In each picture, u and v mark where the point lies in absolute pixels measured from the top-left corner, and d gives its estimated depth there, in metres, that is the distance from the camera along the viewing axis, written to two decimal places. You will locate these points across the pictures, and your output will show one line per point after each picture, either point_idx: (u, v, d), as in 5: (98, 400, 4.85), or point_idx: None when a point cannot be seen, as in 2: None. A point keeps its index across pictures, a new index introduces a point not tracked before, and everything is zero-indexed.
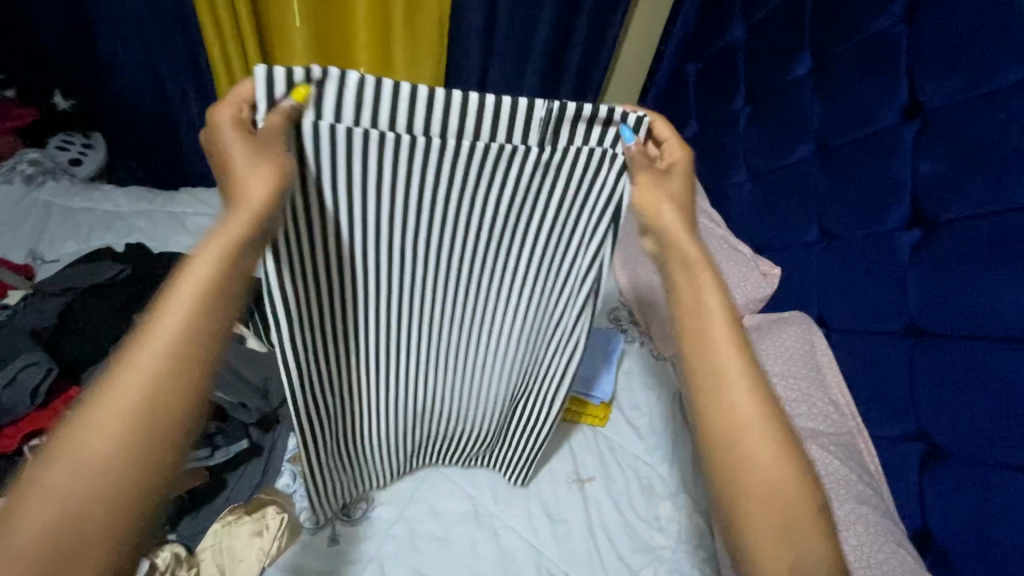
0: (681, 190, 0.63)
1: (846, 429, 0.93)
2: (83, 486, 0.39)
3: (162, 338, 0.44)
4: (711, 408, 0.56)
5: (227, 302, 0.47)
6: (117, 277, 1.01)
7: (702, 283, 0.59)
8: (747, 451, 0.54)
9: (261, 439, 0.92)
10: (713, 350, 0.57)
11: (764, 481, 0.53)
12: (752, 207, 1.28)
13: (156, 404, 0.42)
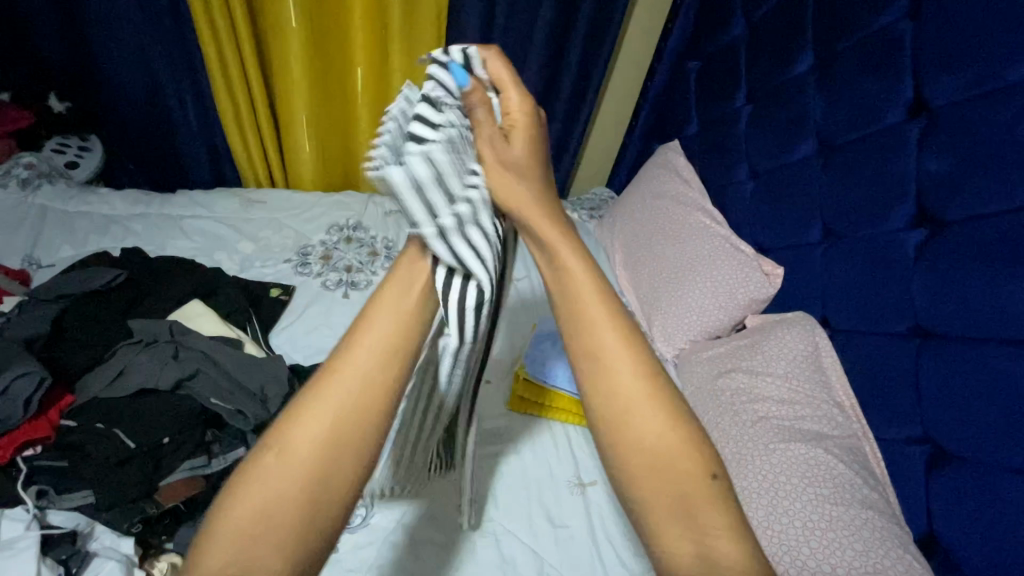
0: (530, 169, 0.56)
1: (850, 432, 0.92)
2: (264, 500, 0.43)
3: (344, 378, 0.49)
4: (597, 386, 0.49)
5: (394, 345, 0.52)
6: (113, 282, 1.03)
7: (569, 264, 0.53)
8: (636, 428, 0.47)
9: None
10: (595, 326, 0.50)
11: (654, 458, 0.46)
12: (752, 205, 1.27)
13: (340, 435, 0.47)
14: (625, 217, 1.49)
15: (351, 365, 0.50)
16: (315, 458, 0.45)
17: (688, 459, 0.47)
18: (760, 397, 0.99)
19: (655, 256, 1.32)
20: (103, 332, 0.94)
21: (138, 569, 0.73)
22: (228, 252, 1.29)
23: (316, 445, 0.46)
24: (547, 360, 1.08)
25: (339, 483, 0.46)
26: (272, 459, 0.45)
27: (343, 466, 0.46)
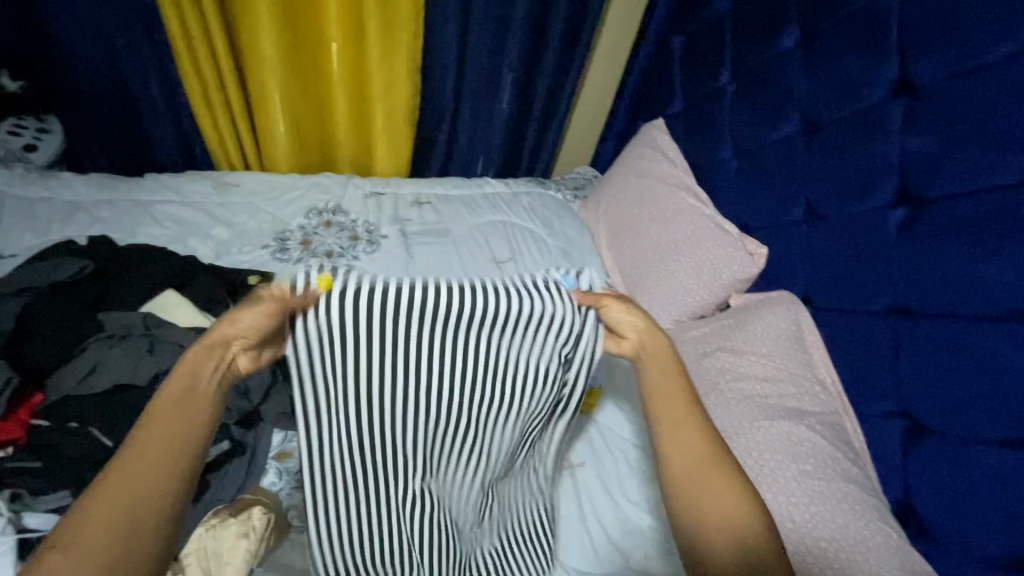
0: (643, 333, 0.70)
1: (831, 408, 0.94)
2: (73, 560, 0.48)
3: (143, 439, 0.55)
4: (694, 480, 0.64)
5: (187, 409, 0.58)
6: (81, 273, 0.98)
7: (668, 379, 0.69)
8: (701, 490, 0.63)
9: (244, 437, 0.89)
10: (678, 421, 0.67)
11: (716, 517, 0.62)
12: (735, 184, 1.26)
13: (135, 489, 0.52)
14: (610, 196, 1.48)
15: (141, 459, 0.54)
16: (106, 542, 0.50)
17: (740, 521, 0.62)
18: (745, 375, 1.00)
19: (640, 237, 1.33)
20: (73, 325, 0.89)
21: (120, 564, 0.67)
22: (201, 239, 1.24)
23: (116, 499, 0.52)
24: None
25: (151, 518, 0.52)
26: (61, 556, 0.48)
27: (142, 537, 0.51)
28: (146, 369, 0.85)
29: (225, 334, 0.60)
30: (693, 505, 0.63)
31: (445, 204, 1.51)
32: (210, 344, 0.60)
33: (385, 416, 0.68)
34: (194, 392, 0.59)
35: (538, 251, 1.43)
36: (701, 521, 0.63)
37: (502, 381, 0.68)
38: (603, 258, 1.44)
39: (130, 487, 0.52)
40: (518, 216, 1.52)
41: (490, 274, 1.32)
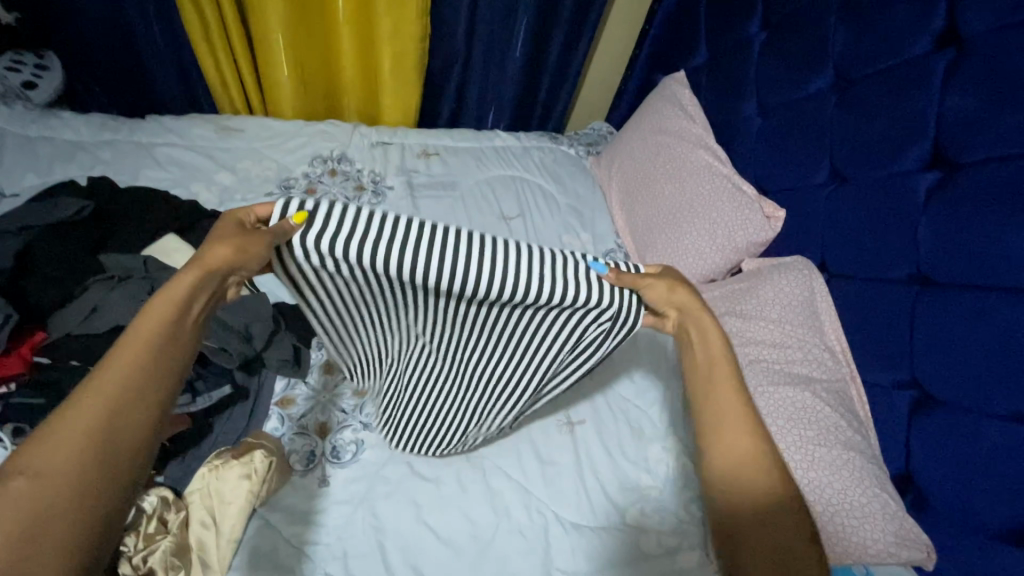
0: (678, 305, 0.68)
1: (838, 376, 0.92)
2: (29, 500, 0.40)
3: (113, 369, 0.47)
4: (740, 465, 0.57)
5: (170, 335, 0.51)
6: (79, 214, 0.94)
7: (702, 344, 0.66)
8: (746, 477, 0.57)
9: (247, 382, 0.89)
10: (720, 399, 0.61)
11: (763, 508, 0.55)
12: (757, 144, 1.20)
13: (111, 424, 0.45)
14: (624, 152, 1.43)
15: (115, 384, 0.47)
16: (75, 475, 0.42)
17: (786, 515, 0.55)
18: (753, 340, 0.98)
19: (653, 196, 1.29)
20: (73, 266, 0.88)
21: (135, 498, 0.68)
22: (205, 184, 1.22)
23: (85, 436, 0.43)
24: None
25: (126, 459, 0.45)
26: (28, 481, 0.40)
27: (115, 473, 0.44)
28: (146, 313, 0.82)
29: (212, 260, 0.57)
30: (730, 493, 0.57)
31: (454, 156, 1.47)
32: (197, 271, 0.56)
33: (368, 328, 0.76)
34: (180, 322, 0.53)
35: (547, 207, 1.39)
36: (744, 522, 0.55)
37: (483, 328, 0.71)
38: (614, 217, 1.40)
39: (108, 419, 0.45)
40: (528, 171, 1.48)
41: (498, 230, 1.30)
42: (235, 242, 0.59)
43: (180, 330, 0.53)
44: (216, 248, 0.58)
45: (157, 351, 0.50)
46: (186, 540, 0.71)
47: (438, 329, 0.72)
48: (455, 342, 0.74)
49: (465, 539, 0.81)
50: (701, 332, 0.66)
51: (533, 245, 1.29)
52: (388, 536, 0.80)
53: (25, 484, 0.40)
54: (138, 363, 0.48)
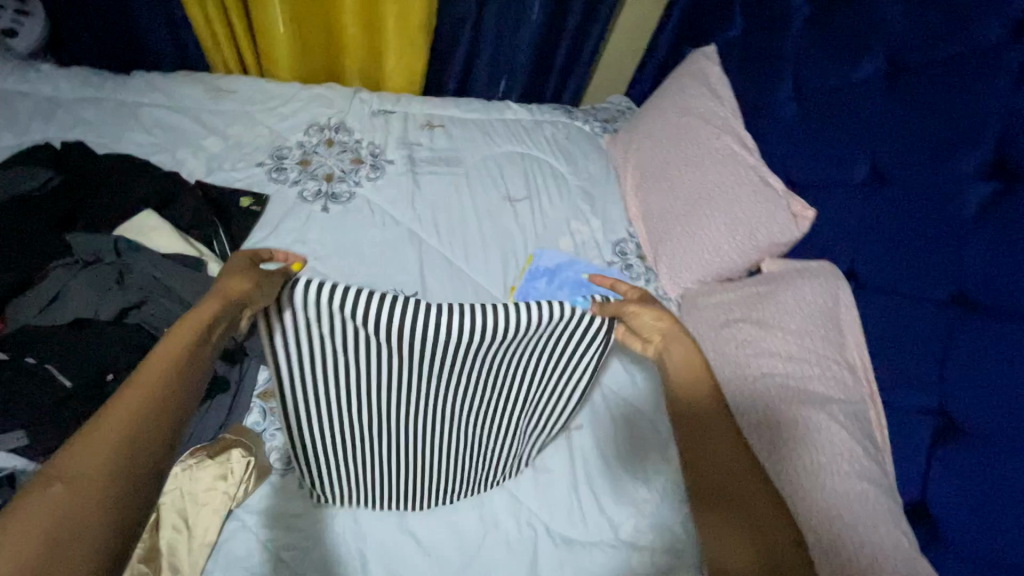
0: (671, 337, 0.67)
1: (858, 397, 0.86)
2: (47, 514, 0.35)
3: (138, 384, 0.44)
4: (700, 438, 0.59)
5: (193, 357, 0.49)
6: (46, 185, 0.90)
7: (675, 348, 0.66)
8: (711, 448, 0.58)
9: (227, 374, 0.85)
10: (687, 391, 0.63)
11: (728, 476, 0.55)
12: (789, 134, 1.10)
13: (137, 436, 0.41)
14: (643, 132, 1.32)
15: (139, 402, 0.43)
16: (99, 485, 0.38)
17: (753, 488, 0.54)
18: (768, 352, 0.92)
19: (671, 184, 1.19)
20: (33, 246, 0.81)
21: None
22: (192, 150, 1.15)
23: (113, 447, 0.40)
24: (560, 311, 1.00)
25: (150, 468, 0.41)
26: (64, 486, 0.37)
27: (135, 489, 0.39)
28: (112, 304, 0.77)
29: (235, 288, 0.56)
30: (697, 468, 0.57)
31: (460, 128, 1.37)
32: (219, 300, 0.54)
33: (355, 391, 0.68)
34: (196, 348, 0.50)
35: (557, 189, 1.30)
36: (717, 496, 0.55)
37: (478, 371, 0.66)
38: (628, 203, 1.30)
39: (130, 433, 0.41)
40: (539, 149, 1.38)
41: (502, 213, 1.22)
42: (250, 274, 0.58)
43: (200, 355, 0.50)
44: (236, 281, 0.57)
45: (181, 371, 0.47)
46: (155, 543, 0.68)
47: (433, 381, 0.67)
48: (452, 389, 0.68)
49: (449, 550, 0.78)
50: (674, 341, 0.67)
51: (539, 231, 1.21)
52: (370, 544, 0.77)
53: (61, 492, 0.37)
54: (161, 380, 0.46)
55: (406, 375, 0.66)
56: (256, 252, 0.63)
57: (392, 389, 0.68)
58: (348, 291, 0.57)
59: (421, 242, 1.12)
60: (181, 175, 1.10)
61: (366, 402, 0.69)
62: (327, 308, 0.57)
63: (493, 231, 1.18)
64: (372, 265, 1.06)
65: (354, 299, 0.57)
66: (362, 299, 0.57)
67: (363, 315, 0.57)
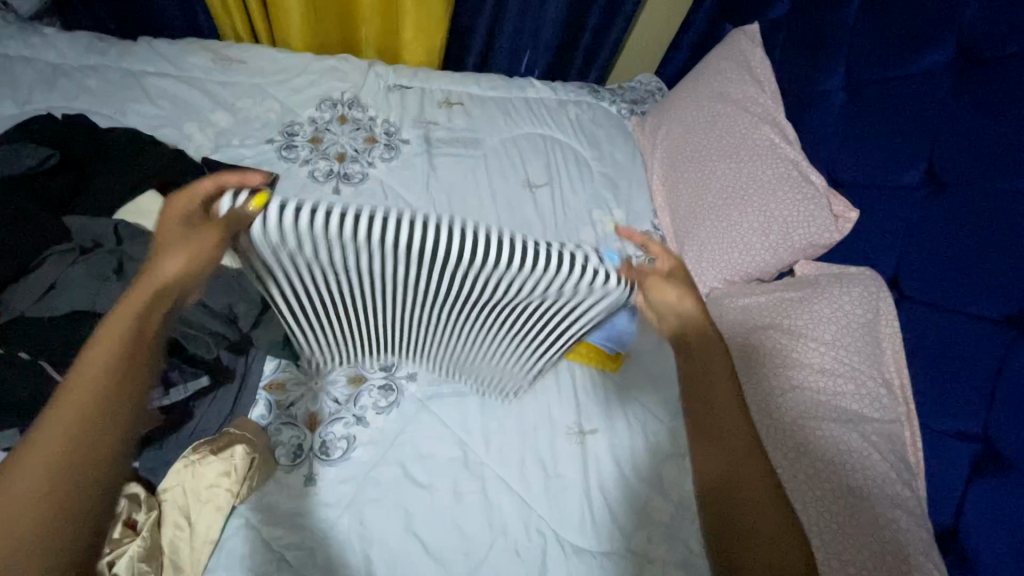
0: (687, 299, 0.69)
1: (894, 416, 0.81)
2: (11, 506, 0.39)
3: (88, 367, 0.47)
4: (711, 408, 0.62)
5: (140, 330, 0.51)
6: (44, 163, 0.85)
7: (679, 304, 0.69)
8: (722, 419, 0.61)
9: (233, 363, 0.83)
10: (698, 356, 0.66)
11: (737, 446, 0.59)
12: (835, 126, 1.02)
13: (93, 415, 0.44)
14: (674, 118, 1.24)
15: (92, 380, 0.46)
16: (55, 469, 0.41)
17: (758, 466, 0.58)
18: (800, 363, 0.87)
19: (703, 175, 1.12)
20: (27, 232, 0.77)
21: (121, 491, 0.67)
22: (199, 124, 1.10)
23: (70, 430, 0.43)
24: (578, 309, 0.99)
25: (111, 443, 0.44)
26: (16, 480, 0.40)
27: (96, 463, 0.42)
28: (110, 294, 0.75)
29: (165, 270, 0.57)
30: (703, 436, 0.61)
31: (480, 107, 1.30)
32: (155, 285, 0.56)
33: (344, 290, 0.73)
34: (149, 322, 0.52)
35: (580, 176, 1.24)
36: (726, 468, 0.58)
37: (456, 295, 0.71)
38: (654, 194, 1.24)
39: (88, 411, 0.44)
40: (562, 131, 1.31)
41: (522, 200, 1.16)
42: (185, 245, 0.58)
43: (150, 329, 0.52)
44: (169, 260, 0.58)
45: (132, 346, 0.50)
46: (156, 542, 0.67)
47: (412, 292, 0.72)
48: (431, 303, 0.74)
49: (456, 555, 0.76)
50: (675, 293, 0.69)
51: (559, 221, 1.15)
52: (375, 546, 0.75)
53: (19, 481, 0.40)
54: (111, 358, 0.48)
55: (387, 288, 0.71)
56: (190, 188, 0.62)
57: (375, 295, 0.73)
58: (322, 216, 0.59)
59: None
60: (187, 151, 1.06)
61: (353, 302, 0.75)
62: (303, 232, 0.60)
63: (511, 220, 1.12)
64: None
65: (329, 226, 0.59)
66: (334, 223, 0.59)
67: (343, 240, 0.61)
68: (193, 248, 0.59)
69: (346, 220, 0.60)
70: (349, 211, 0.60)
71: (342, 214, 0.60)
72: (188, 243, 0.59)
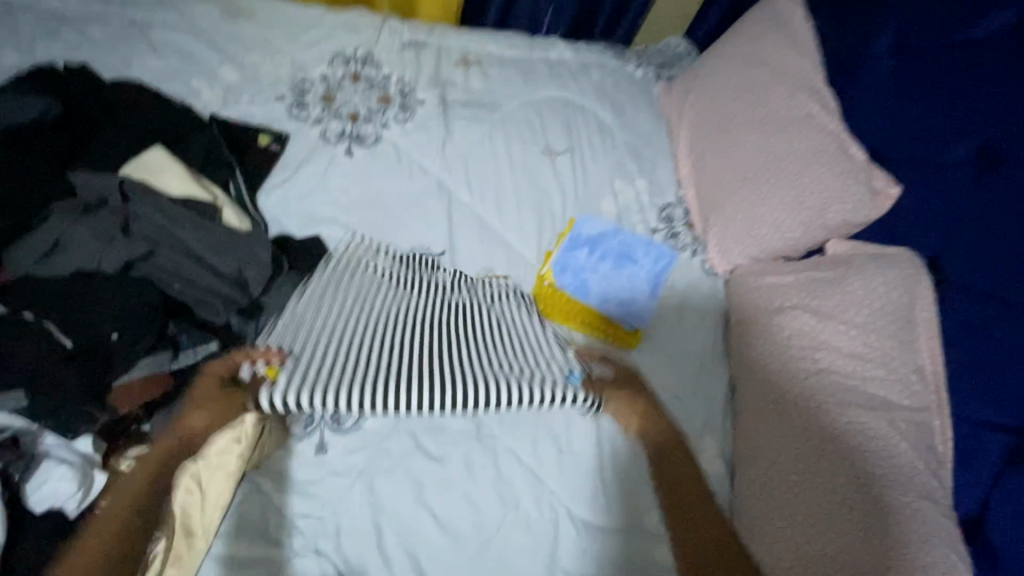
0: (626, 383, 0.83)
1: (924, 405, 0.77)
2: None
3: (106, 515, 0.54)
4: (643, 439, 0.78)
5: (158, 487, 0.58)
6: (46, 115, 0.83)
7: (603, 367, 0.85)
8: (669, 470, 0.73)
9: (242, 329, 0.79)
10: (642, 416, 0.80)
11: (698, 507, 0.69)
12: (878, 96, 0.95)
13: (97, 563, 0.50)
14: (704, 84, 1.18)
15: (105, 529, 0.52)
16: None
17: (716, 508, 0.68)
18: (826, 346, 0.84)
19: (733, 145, 1.07)
20: (32, 184, 0.75)
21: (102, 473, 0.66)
22: (207, 79, 1.05)
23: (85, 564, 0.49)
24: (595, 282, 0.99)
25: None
26: None
27: None
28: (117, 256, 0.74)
29: (191, 432, 0.64)
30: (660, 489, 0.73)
31: (498, 67, 1.23)
32: (177, 445, 0.62)
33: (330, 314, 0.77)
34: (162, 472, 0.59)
35: (601, 144, 1.18)
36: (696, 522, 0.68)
37: (437, 350, 0.74)
38: (678, 164, 1.18)
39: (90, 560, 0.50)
40: (584, 95, 1.24)
41: (540, 167, 1.11)
42: (213, 409, 0.66)
43: (162, 482, 0.59)
44: (193, 420, 0.64)
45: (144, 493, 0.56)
46: None
47: (388, 349, 0.73)
48: (412, 340, 0.75)
49: (465, 526, 0.76)
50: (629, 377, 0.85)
51: (579, 191, 1.10)
52: (385, 517, 0.74)
53: None
54: (125, 506, 0.54)
55: (359, 350, 0.71)
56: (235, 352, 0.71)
57: (353, 325, 0.76)
58: (301, 396, 0.64)
59: (450, 195, 1.03)
60: (195, 107, 1.01)
61: (336, 313, 0.77)
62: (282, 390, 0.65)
63: (529, 188, 1.08)
64: (396, 218, 0.99)
65: (305, 399, 0.64)
66: (311, 401, 0.64)
67: (321, 388, 0.65)
68: (218, 414, 0.66)
69: (319, 400, 0.65)
70: (320, 400, 0.64)
71: (318, 395, 0.64)
72: (218, 407, 0.66)
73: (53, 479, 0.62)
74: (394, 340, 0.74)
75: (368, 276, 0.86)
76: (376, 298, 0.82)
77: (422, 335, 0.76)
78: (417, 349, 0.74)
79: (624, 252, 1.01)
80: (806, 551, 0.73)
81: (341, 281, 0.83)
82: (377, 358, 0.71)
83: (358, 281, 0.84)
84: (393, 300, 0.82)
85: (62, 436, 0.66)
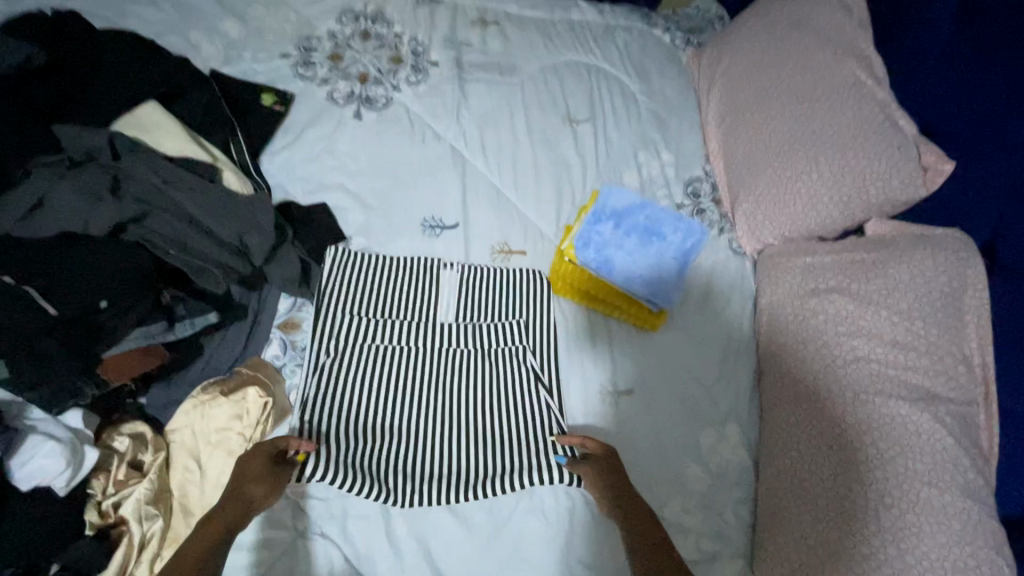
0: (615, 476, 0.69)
1: (970, 398, 0.72)
2: None
3: None
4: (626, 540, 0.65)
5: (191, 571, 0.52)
6: (30, 64, 0.77)
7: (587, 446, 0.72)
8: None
9: (244, 299, 0.76)
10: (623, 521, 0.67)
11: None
12: (934, 62, 0.88)
13: None
14: (739, 49, 1.09)
15: None
16: None
17: None
18: (866, 332, 0.79)
19: (769, 115, 0.99)
20: (16, 140, 0.70)
21: (91, 447, 0.62)
22: (207, 33, 0.98)
23: None
24: (617, 254, 0.90)
25: None
26: None
27: None
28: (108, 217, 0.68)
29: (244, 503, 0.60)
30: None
31: (517, 28, 1.15)
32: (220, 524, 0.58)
33: (327, 355, 0.76)
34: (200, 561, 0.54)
35: (626, 112, 1.11)
36: None
37: (436, 414, 0.75)
38: (707, 135, 1.11)
39: None
40: (608, 60, 1.16)
41: (561, 136, 1.04)
42: (268, 482, 0.62)
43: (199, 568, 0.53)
44: (251, 491, 0.61)
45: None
46: (166, 483, 0.66)
47: (390, 412, 0.74)
48: (413, 398, 0.76)
49: (478, 510, 0.72)
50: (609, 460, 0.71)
51: (601, 163, 1.04)
52: None
53: None
54: None
55: (364, 420, 0.73)
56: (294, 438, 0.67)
57: (352, 374, 0.76)
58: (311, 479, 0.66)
59: (464, 165, 0.97)
60: (195, 63, 0.95)
61: (333, 353, 0.76)
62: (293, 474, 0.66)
63: (549, 159, 1.01)
64: (408, 188, 0.93)
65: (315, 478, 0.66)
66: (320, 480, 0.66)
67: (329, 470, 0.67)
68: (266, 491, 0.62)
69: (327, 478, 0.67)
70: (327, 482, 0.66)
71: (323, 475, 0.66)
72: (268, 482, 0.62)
73: (40, 454, 0.58)
74: (395, 398, 0.75)
75: (360, 290, 0.82)
76: (374, 328, 0.80)
77: (422, 387, 0.77)
78: (419, 411, 0.75)
79: (650, 225, 0.93)
80: (846, 546, 0.68)
81: (333, 301, 0.79)
82: (381, 432, 0.73)
83: (352, 300, 0.81)
84: (391, 327, 0.80)
85: (46, 412, 0.62)
